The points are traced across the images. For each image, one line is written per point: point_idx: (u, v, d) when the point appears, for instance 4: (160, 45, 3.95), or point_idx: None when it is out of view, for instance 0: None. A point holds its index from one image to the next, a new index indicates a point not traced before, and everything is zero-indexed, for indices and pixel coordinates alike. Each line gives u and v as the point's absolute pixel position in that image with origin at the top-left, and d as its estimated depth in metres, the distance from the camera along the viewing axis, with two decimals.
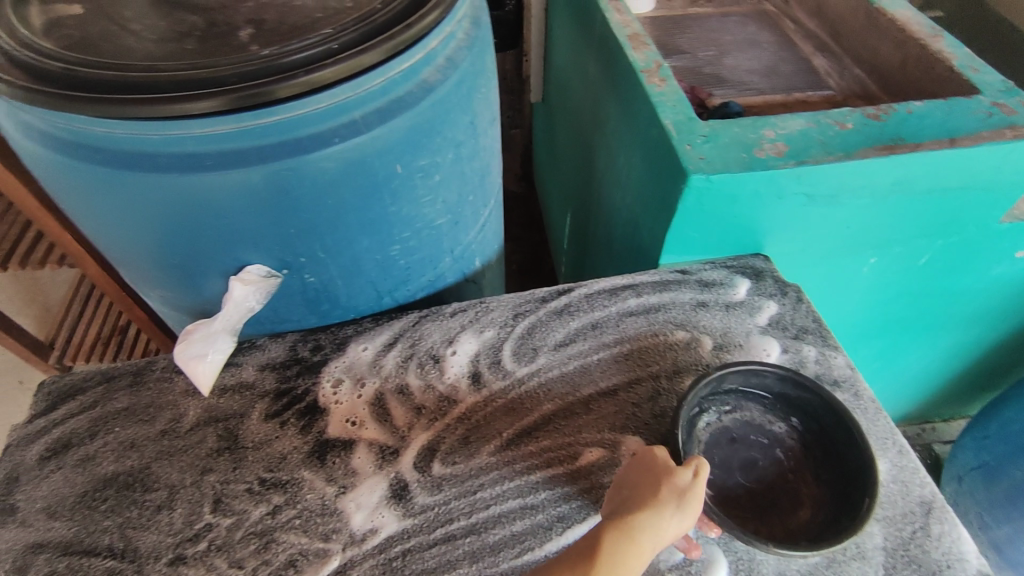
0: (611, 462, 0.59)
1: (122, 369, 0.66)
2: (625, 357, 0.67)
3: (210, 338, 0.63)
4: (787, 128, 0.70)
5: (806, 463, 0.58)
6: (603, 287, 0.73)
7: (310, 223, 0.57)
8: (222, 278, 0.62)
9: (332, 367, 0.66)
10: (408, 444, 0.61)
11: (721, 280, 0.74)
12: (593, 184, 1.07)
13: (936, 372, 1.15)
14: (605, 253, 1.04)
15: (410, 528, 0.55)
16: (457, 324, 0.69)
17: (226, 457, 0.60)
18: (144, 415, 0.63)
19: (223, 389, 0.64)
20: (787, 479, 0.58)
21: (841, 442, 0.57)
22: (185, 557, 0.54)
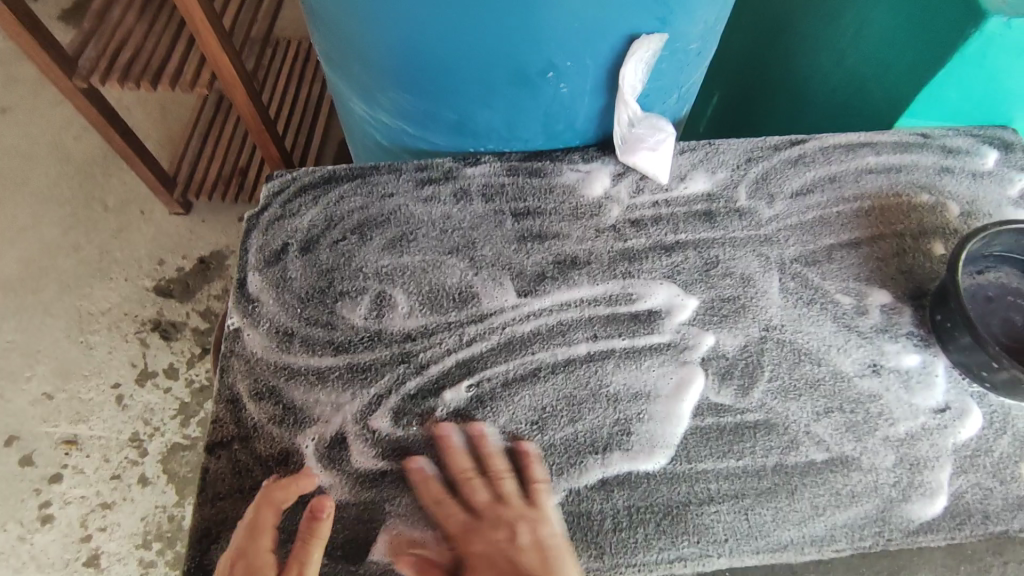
0: (863, 309, 0.58)
1: (346, 171, 0.65)
2: (867, 213, 0.64)
3: (645, 136, 0.63)
4: None
5: None
6: (839, 142, 0.69)
7: (598, 21, 0.53)
8: (478, 84, 0.59)
9: (556, 193, 0.64)
10: (647, 275, 0.59)
11: (967, 148, 0.69)
12: (762, 43, 0.93)
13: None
14: (766, 114, 0.94)
15: (662, 344, 0.56)
16: (686, 162, 0.66)
17: (464, 261, 0.60)
18: (378, 215, 0.62)
19: (456, 197, 0.64)
20: None
21: None
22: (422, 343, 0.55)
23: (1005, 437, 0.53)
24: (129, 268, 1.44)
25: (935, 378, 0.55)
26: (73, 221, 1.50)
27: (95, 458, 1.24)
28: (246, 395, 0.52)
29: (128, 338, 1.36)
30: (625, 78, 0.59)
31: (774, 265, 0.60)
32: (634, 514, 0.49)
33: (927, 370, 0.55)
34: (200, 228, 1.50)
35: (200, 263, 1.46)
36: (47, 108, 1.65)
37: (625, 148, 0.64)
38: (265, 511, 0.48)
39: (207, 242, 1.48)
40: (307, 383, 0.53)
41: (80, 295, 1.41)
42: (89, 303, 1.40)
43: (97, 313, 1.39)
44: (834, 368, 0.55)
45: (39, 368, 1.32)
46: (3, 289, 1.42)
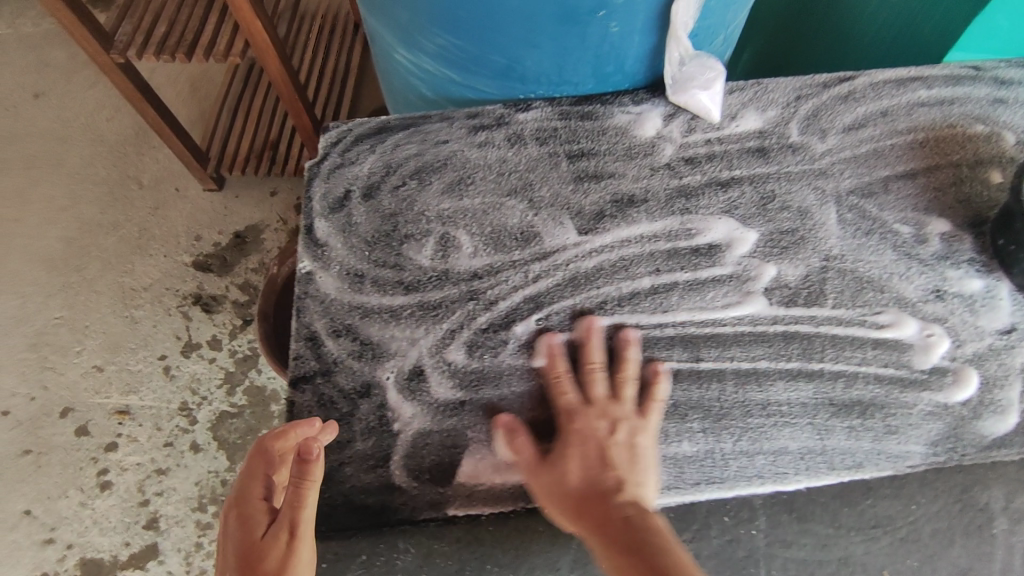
0: (922, 237, 0.58)
1: (399, 120, 0.66)
2: (922, 145, 0.64)
3: (695, 74, 0.63)
4: None
5: None
6: (890, 76, 0.68)
7: None
8: (525, 26, 0.58)
9: (609, 135, 0.64)
10: (705, 211, 0.60)
11: (1020, 79, 0.68)
12: None
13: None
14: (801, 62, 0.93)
15: (724, 275, 0.57)
16: (737, 101, 0.66)
17: (523, 203, 0.61)
18: (434, 161, 0.63)
19: (510, 142, 0.64)
20: None
21: None
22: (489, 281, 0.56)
23: None
24: (168, 244, 1.47)
25: (998, 303, 0.55)
26: (111, 200, 1.53)
27: (147, 427, 1.28)
28: (324, 333, 0.54)
29: (170, 312, 1.39)
30: (677, 15, 0.58)
31: (831, 197, 0.61)
32: (705, 436, 0.51)
33: (990, 295, 0.56)
34: (233, 203, 1.53)
35: (235, 237, 1.48)
36: (78, 92, 1.68)
37: (674, 87, 0.65)
38: (255, 460, 0.48)
39: (241, 217, 1.51)
40: (381, 321, 0.55)
41: (122, 271, 1.44)
42: (131, 279, 1.43)
43: (139, 289, 1.42)
44: (897, 295, 0.56)
45: (88, 341, 1.36)
46: (48, 268, 1.45)
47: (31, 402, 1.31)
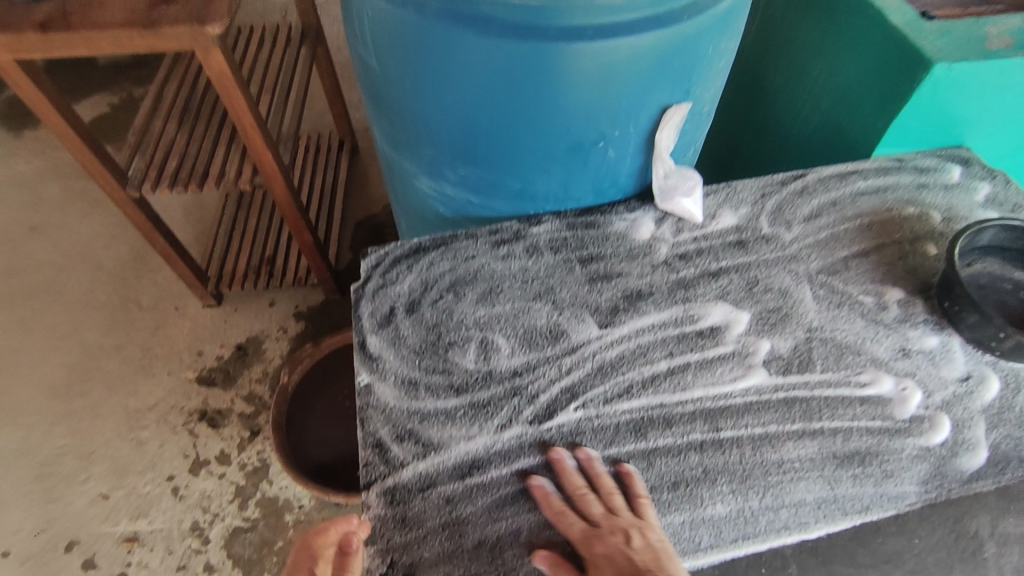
0: (883, 304, 0.70)
1: (429, 240, 0.76)
2: (869, 227, 0.77)
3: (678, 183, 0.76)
4: (1008, 24, 0.79)
5: None
6: (832, 173, 0.82)
7: (638, 95, 0.66)
8: (538, 155, 0.71)
9: (612, 240, 0.75)
10: (702, 299, 0.70)
11: (935, 166, 0.83)
12: None
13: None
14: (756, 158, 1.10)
15: (728, 353, 0.66)
16: (714, 203, 0.79)
17: (548, 304, 0.70)
18: (465, 275, 0.72)
19: (528, 252, 0.74)
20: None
21: None
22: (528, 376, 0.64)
23: (1021, 394, 0.64)
24: (170, 362, 1.50)
25: (955, 355, 0.66)
26: (112, 324, 1.56)
27: (158, 551, 1.26)
28: (389, 439, 0.61)
29: (176, 430, 1.40)
30: (660, 138, 0.71)
31: (803, 277, 0.72)
32: (735, 495, 0.58)
33: (947, 349, 0.66)
34: (234, 316, 1.58)
35: (238, 350, 1.52)
36: (75, 222, 1.74)
37: (662, 196, 0.76)
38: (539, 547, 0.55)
39: (243, 329, 1.56)
40: (440, 422, 0.62)
41: (126, 392, 1.45)
42: (136, 399, 1.44)
43: (143, 409, 1.43)
44: (872, 356, 0.66)
45: (93, 468, 1.35)
46: (48, 397, 1.45)
47: (34, 538, 1.28)
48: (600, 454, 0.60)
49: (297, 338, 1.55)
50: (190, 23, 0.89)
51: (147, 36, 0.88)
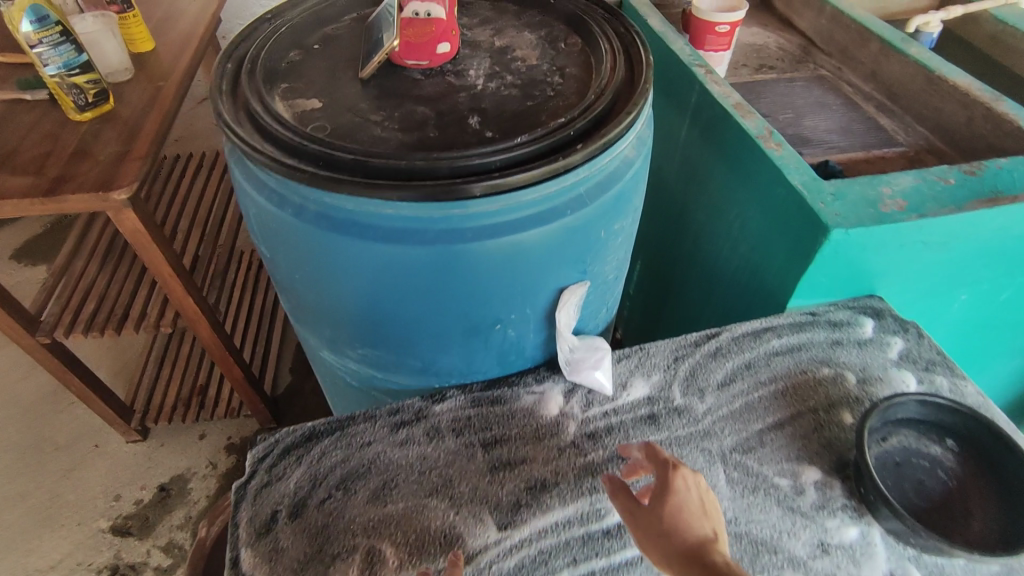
0: (799, 488, 0.66)
1: (324, 425, 0.71)
2: (783, 393, 0.74)
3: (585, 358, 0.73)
4: (900, 185, 0.80)
5: (954, 472, 0.66)
6: (746, 330, 0.81)
7: (529, 283, 0.64)
8: (435, 339, 0.68)
9: (517, 418, 0.71)
10: (611, 490, 0.66)
11: (848, 319, 0.82)
12: None
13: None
14: None
15: (636, 556, 0.61)
16: (625, 370, 0.76)
17: (444, 502, 0.65)
18: (358, 467, 0.67)
19: (428, 436, 0.70)
20: (948, 486, 0.66)
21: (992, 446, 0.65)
22: None
23: None
24: (85, 509, 1.39)
25: (877, 548, 0.62)
26: (23, 468, 1.45)
27: None
28: None
29: None
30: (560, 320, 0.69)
31: (717, 457, 0.69)
32: None
33: (869, 541, 0.62)
34: (159, 453, 1.48)
35: (160, 491, 1.42)
36: None
37: (569, 369, 0.74)
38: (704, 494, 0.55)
39: (167, 467, 1.46)
40: None
41: (30, 549, 1.33)
42: (40, 557, 1.32)
43: (49, 568, 1.31)
44: (789, 553, 0.62)
45: None
46: None
47: None
48: None
49: (226, 475, 1.45)
50: (93, 191, 0.83)
51: (46, 204, 0.82)
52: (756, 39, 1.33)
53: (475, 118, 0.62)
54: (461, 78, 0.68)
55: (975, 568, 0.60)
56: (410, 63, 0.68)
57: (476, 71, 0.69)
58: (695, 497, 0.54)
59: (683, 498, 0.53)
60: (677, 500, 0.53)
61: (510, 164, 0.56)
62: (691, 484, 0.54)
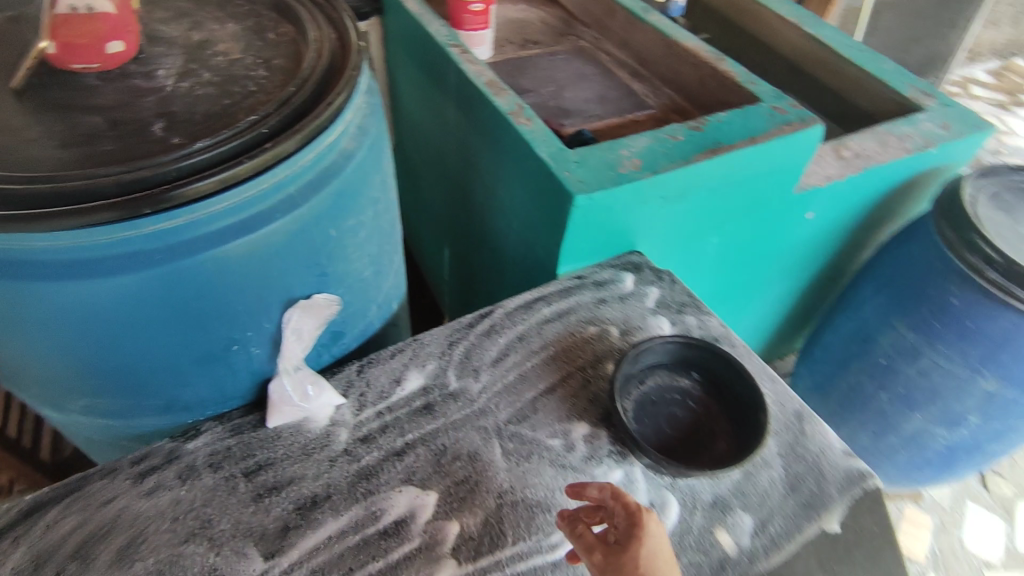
0: (569, 445, 0.69)
1: (52, 491, 0.62)
2: (554, 357, 0.77)
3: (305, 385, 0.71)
4: (636, 147, 0.86)
5: (698, 400, 0.73)
6: (517, 303, 0.83)
7: (257, 296, 0.60)
8: (168, 373, 0.62)
9: (285, 437, 0.67)
10: (391, 492, 0.64)
11: (610, 277, 0.87)
12: None
13: (757, 327, 1.45)
14: None
15: (413, 550, 0.61)
16: (399, 364, 0.75)
17: (204, 544, 0.59)
18: (96, 529, 0.59)
19: (181, 477, 0.63)
20: (696, 415, 0.72)
21: (723, 371, 0.72)
22: None
23: (698, 511, 0.65)
24: None
25: (638, 485, 0.66)
26: None
27: None
28: None
29: None
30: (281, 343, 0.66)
31: (493, 432, 0.70)
32: None
33: (630, 479, 0.67)
34: None
35: None
36: None
37: None
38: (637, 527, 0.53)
39: None
40: None
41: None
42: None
43: None
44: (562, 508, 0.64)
45: None
46: None
47: None
48: None
49: None
50: None
51: None
52: (520, 16, 1.37)
53: (158, 123, 0.57)
54: (147, 79, 0.61)
55: (718, 481, 0.67)
56: (79, 68, 0.61)
57: (167, 70, 0.63)
58: (664, 545, 0.53)
59: (655, 546, 0.52)
60: (649, 545, 0.52)
61: (192, 171, 0.50)
62: (659, 531, 0.54)
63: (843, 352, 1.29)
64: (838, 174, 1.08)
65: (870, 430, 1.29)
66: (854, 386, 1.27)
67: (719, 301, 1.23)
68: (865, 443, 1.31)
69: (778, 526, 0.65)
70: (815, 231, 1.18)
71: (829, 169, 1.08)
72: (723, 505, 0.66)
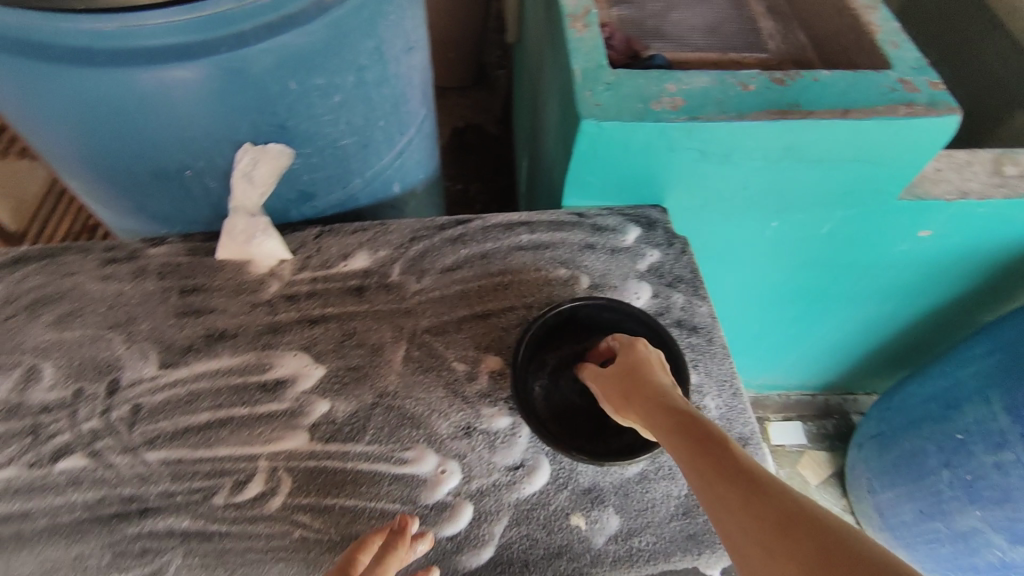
0: (471, 374, 0.65)
1: (40, 251, 0.73)
2: (505, 286, 0.71)
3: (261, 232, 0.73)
4: (689, 84, 0.71)
5: None
6: (499, 221, 0.77)
7: (205, 125, 0.61)
8: (129, 176, 0.66)
9: (226, 272, 0.71)
10: (286, 355, 0.66)
11: (614, 225, 0.77)
12: None
13: (836, 345, 1.23)
14: None
15: (280, 410, 0.63)
16: (355, 242, 0.74)
17: (122, 336, 0.66)
18: (52, 293, 0.69)
19: (132, 275, 0.71)
20: None
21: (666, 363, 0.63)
22: (49, 407, 0.62)
23: (564, 491, 0.59)
24: None
25: (518, 439, 0.61)
26: None
27: None
28: None
29: None
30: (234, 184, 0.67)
31: (407, 334, 0.68)
32: (201, 570, 0.55)
33: (513, 430, 0.62)
34: None
35: None
36: None
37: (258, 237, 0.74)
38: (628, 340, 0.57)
39: None
40: None
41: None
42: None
43: None
44: (429, 431, 0.62)
45: None
46: None
47: None
48: (84, 508, 0.57)
49: None
50: None
51: None
52: None
53: None
54: None
55: (605, 471, 0.60)
56: None
57: None
58: (653, 353, 0.55)
59: (643, 353, 0.55)
60: (636, 353, 0.55)
61: None
62: (648, 347, 0.56)
63: (921, 411, 1.06)
64: (980, 192, 0.82)
65: (917, 508, 1.07)
66: (916, 450, 1.05)
67: (781, 300, 1.05)
68: (906, 518, 1.10)
69: (645, 543, 0.58)
70: (932, 256, 0.94)
71: (970, 183, 0.83)
72: (596, 496, 0.59)
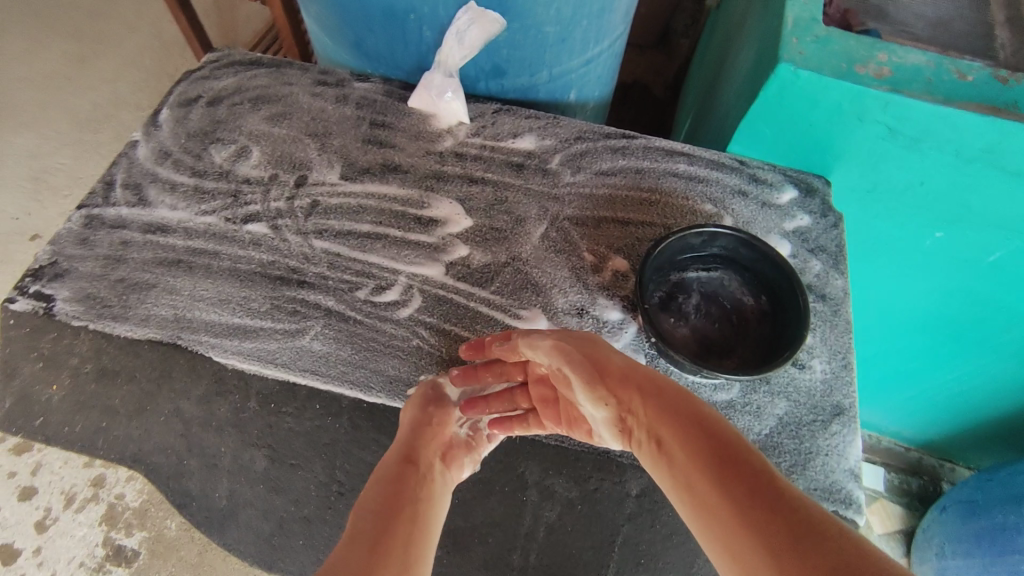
0: (597, 267, 0.70)
1: (271, 60, 0.85)
2: (651, 203, 0.74)
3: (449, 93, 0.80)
4: (902, 58, 0.69)
5: (745, 319, 0.67)
6: (662, 146, 0.79)
7: None
8: (361, 10, 0.75)
9: (411, 118, 0.80)
10: (443, 200, 0.73)
11: (773, 182, 0.77)
12: None
13: (951, 400, 1.15)
14: None
15: (427, 242, 0.71)
16: (527, 125, 0.80)
17: (316, 144, 0.77)
18: (272, 95, 0.81)
19: (336, 99, 0.81)
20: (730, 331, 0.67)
21: (789, 311, 0.64)
22: (250, 182, 0.74)
23: None
24: None
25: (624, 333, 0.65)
26: None
27: None
28: (119, 183, 0.74)
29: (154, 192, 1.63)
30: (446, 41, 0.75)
31: (550, 216, 0.73)
32: (332, 341, 0.64)
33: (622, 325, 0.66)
34: None
35: None
36: None
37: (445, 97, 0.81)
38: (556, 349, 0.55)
39: None
40: (162, 189, 0.73)
41: (85, 89, 1.52)
42: (87, 101, 1.50)
43: None
44: (547, 301, 0.67)
45: None
46: None
47: None
48: (258, 264, 0.68)
49: None
50: None
51: None
52: None
53: None
54: None
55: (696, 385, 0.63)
56: None
57: None
58: (601, 362, 0.54)
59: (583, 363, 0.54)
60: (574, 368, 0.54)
61: None
62: (578, 353, 0.54)
63: None
64: None
65: None
66: (1008, 525, 0.99)
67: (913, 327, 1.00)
68: None
69: None
70: None
71: None
72: None
